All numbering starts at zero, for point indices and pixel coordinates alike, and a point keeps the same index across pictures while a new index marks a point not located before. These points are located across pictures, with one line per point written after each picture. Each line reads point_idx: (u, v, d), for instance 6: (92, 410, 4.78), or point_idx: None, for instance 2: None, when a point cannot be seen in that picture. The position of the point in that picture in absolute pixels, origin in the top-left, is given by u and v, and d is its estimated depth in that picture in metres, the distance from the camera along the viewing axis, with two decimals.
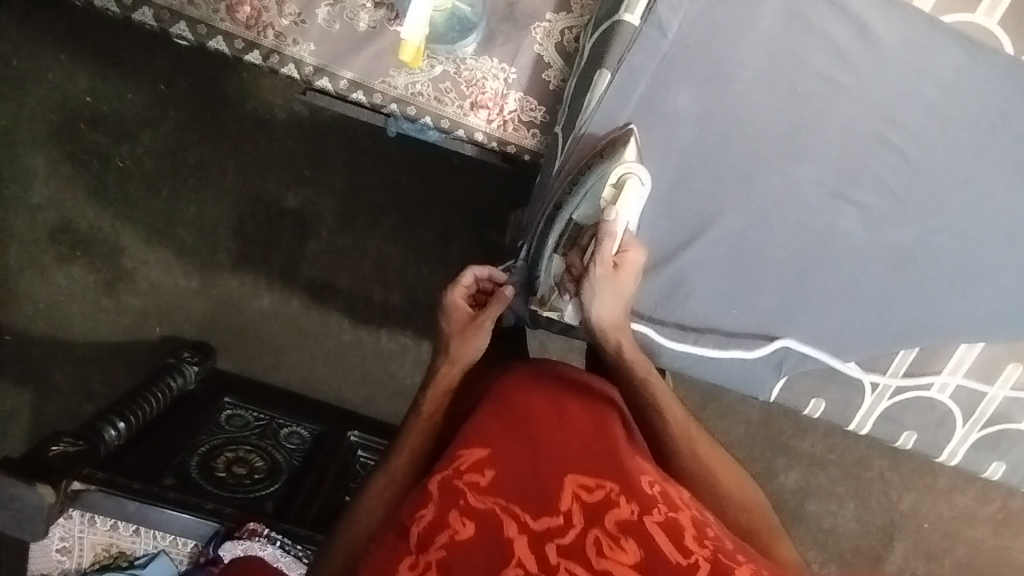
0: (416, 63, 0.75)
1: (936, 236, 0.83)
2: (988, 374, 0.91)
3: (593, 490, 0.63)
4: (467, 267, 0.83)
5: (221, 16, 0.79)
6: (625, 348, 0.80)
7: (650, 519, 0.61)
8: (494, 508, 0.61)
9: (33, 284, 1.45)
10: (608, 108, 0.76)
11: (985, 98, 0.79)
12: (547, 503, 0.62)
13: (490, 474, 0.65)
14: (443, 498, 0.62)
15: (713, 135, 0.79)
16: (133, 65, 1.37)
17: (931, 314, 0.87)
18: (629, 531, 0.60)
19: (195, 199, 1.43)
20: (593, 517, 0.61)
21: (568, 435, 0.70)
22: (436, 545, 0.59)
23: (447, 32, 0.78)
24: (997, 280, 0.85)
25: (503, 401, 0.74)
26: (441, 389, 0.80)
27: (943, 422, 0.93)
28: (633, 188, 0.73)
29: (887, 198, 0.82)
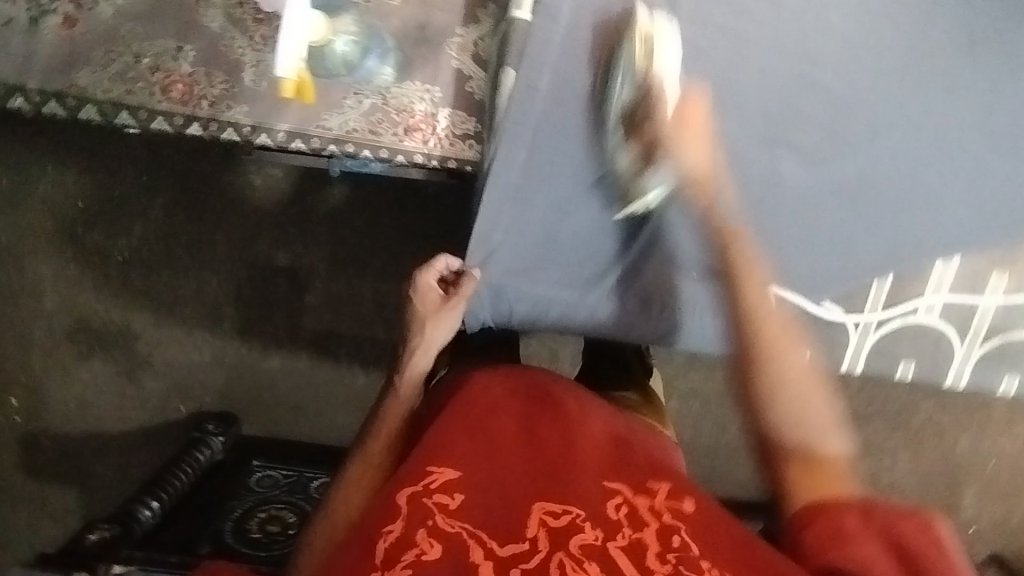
0: (307, 97, 0.82)
1: (878, 163, 0.83)
2: (975, 287, 0.88)
3: (559, 516, 0.67)
4: (439, 253, 0.81)
5: (158, 98, 0.81)
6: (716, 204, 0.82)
7: (613, 545, 0.65)
8: (461, 533, 0.65)
9: (61, 386, 1.52)
10: (519, 102, 0.78)
11: (893, 17, 0.80)
12: (512, 529, 0.66)
13: (459, 496, 0.68)
14: (410, 516, 0.66)
15: (634, 107, 0.80)
16: (114, 163, 1.44)
17: (894, 237, 0.86)
18: (593, 555, 0.64)
19: (194, 274, 1.49)
20: (558, 542, 0.65)
21: (540, 451, 0.73)
22: (401, 564, 0.63)
23: (352, 60, 0.81)
24: (954, 194, 0.84)
25: (473, 413, 0.76)
26: (415, 376, 0.82)
27: (938, 345, 0.92)
28: (660, 39, 0.78)
29: (819, 133, 0.82)
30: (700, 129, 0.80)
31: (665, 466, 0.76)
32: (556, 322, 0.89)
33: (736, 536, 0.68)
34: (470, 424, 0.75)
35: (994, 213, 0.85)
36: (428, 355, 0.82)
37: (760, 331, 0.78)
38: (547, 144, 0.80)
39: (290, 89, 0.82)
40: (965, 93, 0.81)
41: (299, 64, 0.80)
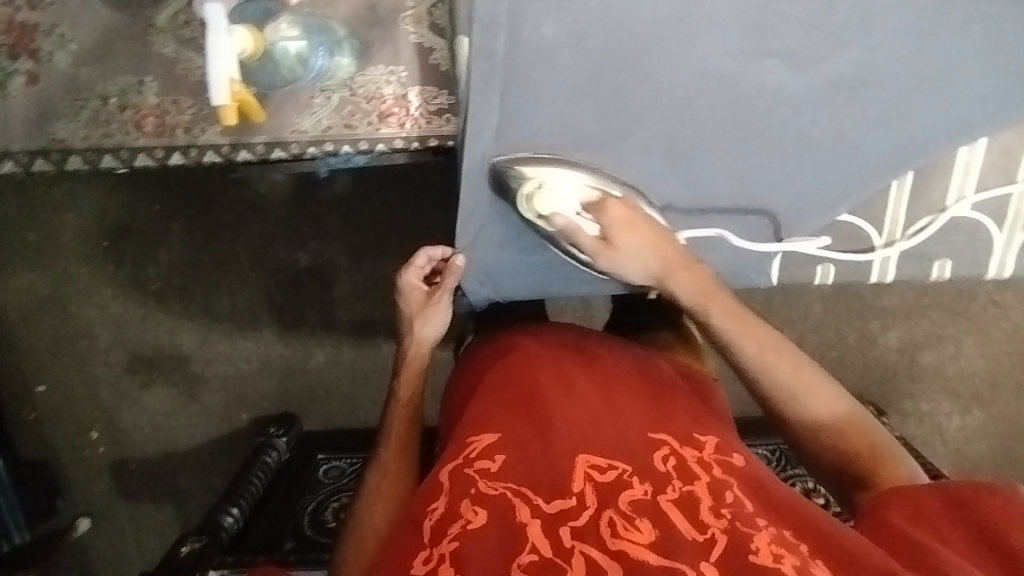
0: (257, 115, 0.79)
1: (890, 53, 0.66)
2: (1011, 167, 0.73)
3: (605, 470, 0.66)
4: (417, 249, 0.82)
5: (134, 134, 0.81)
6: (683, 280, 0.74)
7: (664, 498, 0.63)
8: (505, 494, 0.64)
9: (132, 414, 1.60)
10: (478, 72, 0.64)
11: None
12: (556, 485, 0.64)
13: (500, 458, 0.68)
14: (454, 490, 0.66)
15: (600, 47, 0.64)
16: (128, 197, 1.47)
17: (917, 128, 0.70)
18: (642, 509, 0.62)
19: (226, 289, 1.53)
20: (606, 497, 0.63)
21: (578, 403, 0.73)
22: (447, 537, 0.62)
23: (298, 61, 0.78)
24: (982, 59, 0.67)
25: (511, 381, 0.78)
26: (414, 369, 0.86)
27: (975, 237, 0.78)
28: (553, 190, 0.69)
29: (811, 35, 0.65)
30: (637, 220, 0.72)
31: (712, 425, 0.76)
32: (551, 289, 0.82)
33: (799, 505, 0.66)
34: (510, 390, 0.77)
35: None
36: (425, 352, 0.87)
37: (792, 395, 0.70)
38: (505, 113, 0.66)
39: (230, 109, 0.78)
40: None
41: (234, 78, 0.76)
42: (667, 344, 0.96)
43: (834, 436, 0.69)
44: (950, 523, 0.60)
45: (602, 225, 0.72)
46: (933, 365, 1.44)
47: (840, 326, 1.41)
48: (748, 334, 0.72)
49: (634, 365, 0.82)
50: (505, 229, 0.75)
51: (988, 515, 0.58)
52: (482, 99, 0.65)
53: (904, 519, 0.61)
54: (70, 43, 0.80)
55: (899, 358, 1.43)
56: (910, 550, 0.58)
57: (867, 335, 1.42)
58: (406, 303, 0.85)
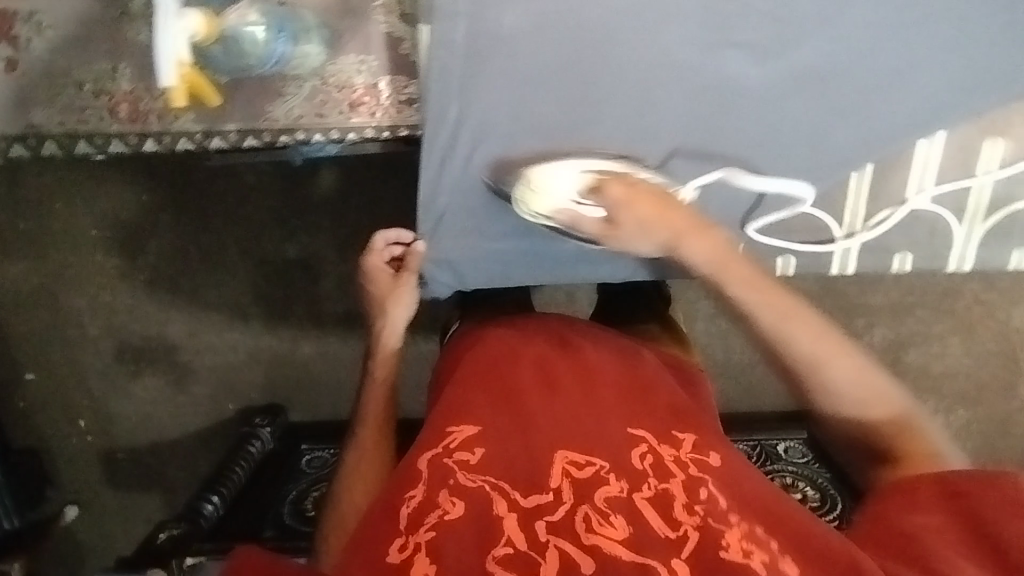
0: (212, 99, 0.80)
1: (841, 48, 0.68)
2: (967, 160, 0.74)
3: (583, 467, 0.66)
4: (374, 234, 0.84)
5: (108, 120, 0.82)
6: (695, 250, 0.71)
7: (639, 495, 0.64)
8: (483, 487, 0.65)
9: (120, 404, 1.62)
10: (441, 59, 0.68)
11: None
12: (534, 479, 0.66)
13: (479, 451, 0.69)
14: (432, 478, 0.67)
15: (558, 39, 0.68)
16: (113, 187, 1.47)
17: (878, 121, 0.70)
18: (617, 507, 0.63)
19: (213, 280, 1.54)
20: (582, 494, 0.64)
21: (559, 396, 0.73)
22: (425, 526, 0.62)
23: (267, 45, 0.78)
24: (936, 56, 0.68)
25: (490, 371, 0.78)
26: (387, 356, 0.87)
27: (934, 231, 0.78)
28: (540, 183, 0.70)
29: (761, 27, 0.68)
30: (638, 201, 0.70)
31: (693, 418, 0.75)
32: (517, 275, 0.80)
33: (774, 502, 0.66)
34: (493, 380, 0.76)
35: (986, 75, 0.69)
36: (395, 333, 0.87)
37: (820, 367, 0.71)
38: (470, 100, 0.69)
39: (179, 90, 0.80)
40: None
41: (183, 61, 0.78)
42: (653, 336, 0.98)
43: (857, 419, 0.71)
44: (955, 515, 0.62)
45: (606, 207, 0.71)
46: (918, 363, 1.44)
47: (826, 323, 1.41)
48: (770, 301, 0.71)
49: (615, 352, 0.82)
50: (473, 209, 0.75)
51: (993, 515, 0.60)
52: (444, 88, 0.69)
53: (908, 512, 0.64)
54: (47, 29, 0.81)
55: (884, 356, 1.43)
56: (904, 541, 0.61)
57: (852, 332, 1.42)
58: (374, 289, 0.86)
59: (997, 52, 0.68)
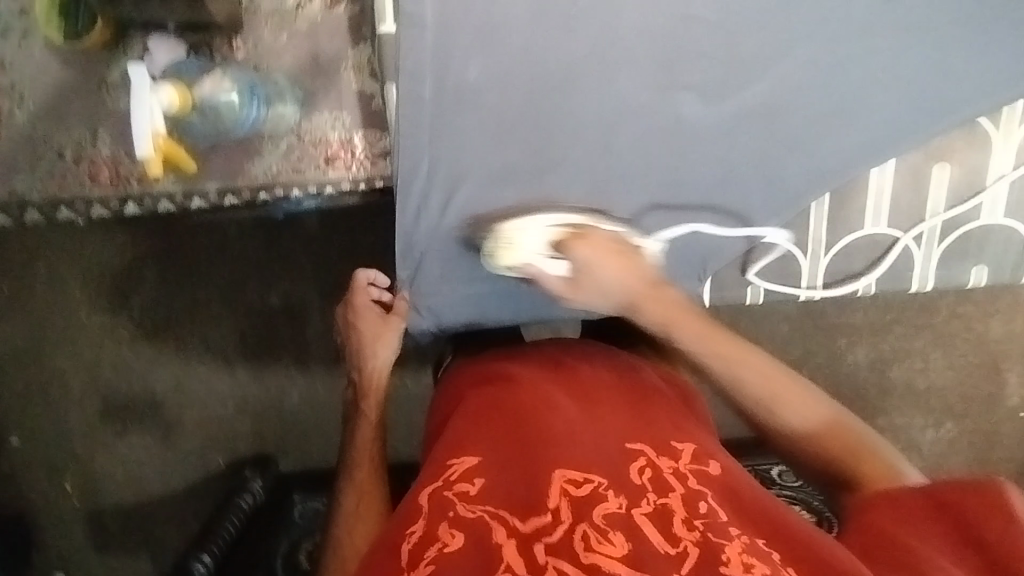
0: (188, 165, 0.81)
1: (788, 85, 0.71)
2: (918, 184, 0.76)
3: (580, 485, 0.62)
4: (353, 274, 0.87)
5: (89, 186, 0.83)
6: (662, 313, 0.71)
7: (637, 510, 0.60)
8: (482, 516, 0.60)
9: (107, 462, 1.59)
10: (410, 113, 0.71)
11: None
12: (530, 502, 0.61)
13: (479, 481, 0.64)
14: (431, 511, 0.62)
15: (520, 88, 0.71)
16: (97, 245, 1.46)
17: (828, 150, 0.74)
18: (617, 525, 0.58)
19: (199, 332, 1.53)
20: (581, 512, 0.60)
21: (556, 418, 0.71)
22: (424, 561, 0.58)
23: (239, 109, 0.79)
24: (876, 88, 0.72)
25: (493, 404, 0.75)
26: (377, 392, 0.87)
27: (893, 256, 0.79)
28: (514, 232, 0.72)
29: (715, 68, 0.71)
30: (608, 256, 0.70)
31: (688, 430, 0.73)
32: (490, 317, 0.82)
33: (774, 518, 0.63)
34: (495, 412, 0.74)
35: (926, 103, 0.72)
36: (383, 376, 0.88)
37: (764, 401, 0.72)
38: (438, 149, 0.72)
39: (154, 158, 0.79)
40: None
41: (158, 130, 0.78)
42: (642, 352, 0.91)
43: (814, 444, 0.72)
44: (946, 531, 0.61)
45: (574, 263, 0.70)
46: (902, 380, 1.46)
47: (808, 345, 1.43)
48: (716, 345, 0.72)
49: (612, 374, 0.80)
50: (439, 258, 0.78)
51: (976, 515, 0.60)
52: (412, 140, 0.71)
53: (894, 525, 0.63)
54: (27, 101, 0.82)
55: (869, 374, 1.45)
56: (893, 551, 0.61)
57: (836, 353, 1.43)
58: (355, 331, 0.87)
59: (933, 82, 0.72)
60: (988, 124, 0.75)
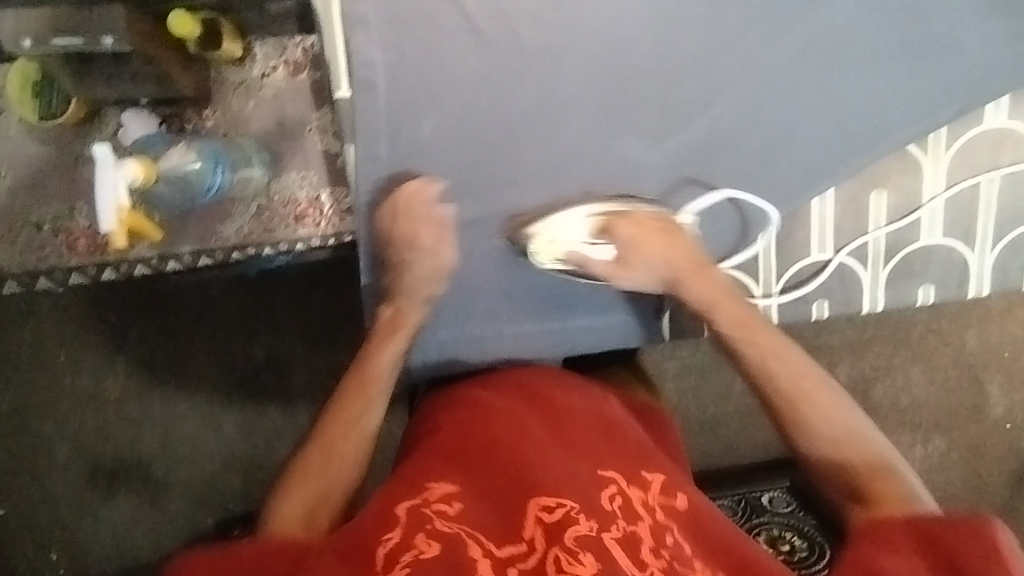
0: (151, 232, 0.81)
1: (738, 121, 0.70)
2: (857, 211, 0.74)
3: (553, 509, 0.57)
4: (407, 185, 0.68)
5: (67, 256, 0.85)
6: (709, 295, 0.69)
7: (607, 535, 0.56)
8: (459, 532, 0.56)
9: (64, 554, 1.42)
10: (364, 173, 0.70)
11: None
12: (509, 530, 0.56)
13: (457, 502, 0.59)
14: (408, 524, 0.57)
15: (470, 140, 0.70)
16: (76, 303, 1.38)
17: (779, 180, 0.73)
18: (588, 548, 0.55)
19: (177, 391, 1.43)
20: (554, 536, 0.56)
21: (538, 437, 0.64)
22: (400, 564, 0.53)
23: (202, 180, 0.80)
24: (822, 121, 0.71)
25: (467, 417, 0.67)
26: (400, 339, 0.69)
27: (843, 280, 0.76)
28: (555, 228, 0.69)
29: (662, 111, 0.70)
30: (656, 238, 0.68)
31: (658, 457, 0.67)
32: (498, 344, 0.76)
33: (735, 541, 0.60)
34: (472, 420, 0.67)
35: (875, 130, 0.71)
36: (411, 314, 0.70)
37: (790, 395, 0.64)
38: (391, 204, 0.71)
39: (119, 231, 0.78)
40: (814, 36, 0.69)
41: (121, 203, 0.76)
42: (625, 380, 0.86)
43: (834, 455, 0.62)
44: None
45: (616, 248, 0.69)
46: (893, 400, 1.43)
47: None
48: (747, 332, 0.66)
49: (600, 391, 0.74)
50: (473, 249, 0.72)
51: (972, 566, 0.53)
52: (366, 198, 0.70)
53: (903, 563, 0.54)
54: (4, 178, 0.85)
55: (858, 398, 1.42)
56: None
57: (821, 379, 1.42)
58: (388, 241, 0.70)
59: (879, 113, 0.71)
60: (918, 150, 0.73)
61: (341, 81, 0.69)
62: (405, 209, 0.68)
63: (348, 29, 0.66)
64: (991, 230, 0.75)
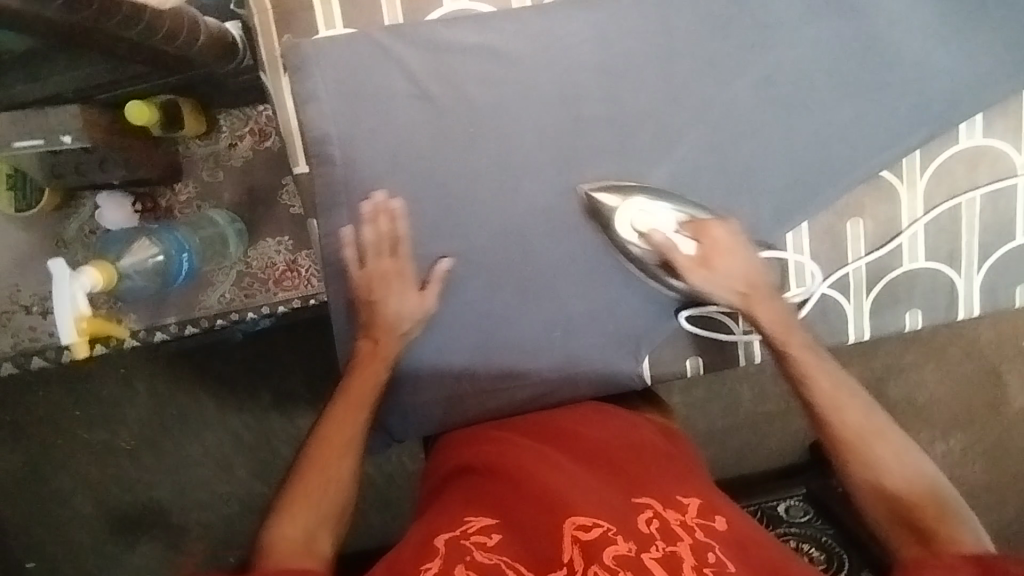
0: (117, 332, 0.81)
1: (700, 161, 0.70)
2: (835, 241, 0.73)
3: (590, 529, 0.53)
4: (373, 194, 0.67)
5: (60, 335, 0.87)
6: (772, 315, 0.67)
7: (648, 555, 0.51)
8: (498, 563, 0.52)
9: None
10: (329, 243, 0.69)
11: (638, 34, 0.68)
12: (549, 557, 0.52)
13: (496, 535, 0.56)
14: (446, 555, 0.53)
15: (430, 200, 0.68)
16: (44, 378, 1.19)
17: (751, 214, 0.71)
18: (629, 567, 0.50)
19: (125, 506, 1.22)
20: (592, 556, 0.51)
21: (574, 471, 0.61)
22: None
23: (165, 270, 0.80)
24: (783, 153, 0.70)
25: (497, 458, 0.64)
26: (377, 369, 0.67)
27: (827, 312, 0.74)
28: (635, 213, 0.69)
29: (620, 158, 0.69)
30: (729, 247, 0.68)
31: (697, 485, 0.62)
32: (523, 393, 0.73)
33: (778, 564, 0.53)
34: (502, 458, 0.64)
35: (838, 158, 0.70)
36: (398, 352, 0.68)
37: (851, 441, 0.60)
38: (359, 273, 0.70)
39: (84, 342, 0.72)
40: (763, 71, 0.69)
41: (80, 312, 0.70)
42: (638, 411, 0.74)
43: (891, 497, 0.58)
44: None
45: (699, 242, 0.68)
46: None
47: None
48: (812, 368, 0.63)
49: (629, 423, 0.69)
50: (502, 297, 0.71)
51: None
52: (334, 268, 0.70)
53: None
54: None
55: None
56: None
57: None
58: (365, 274, 0.68)
59: (840, 140, 0.70)
60: (893, 176, 0.72)
61: (297, 156, 0.70)
62: (371, 249, 0.68)
63: (299, 107, 0.66)
64: (975, 253, 0.74)
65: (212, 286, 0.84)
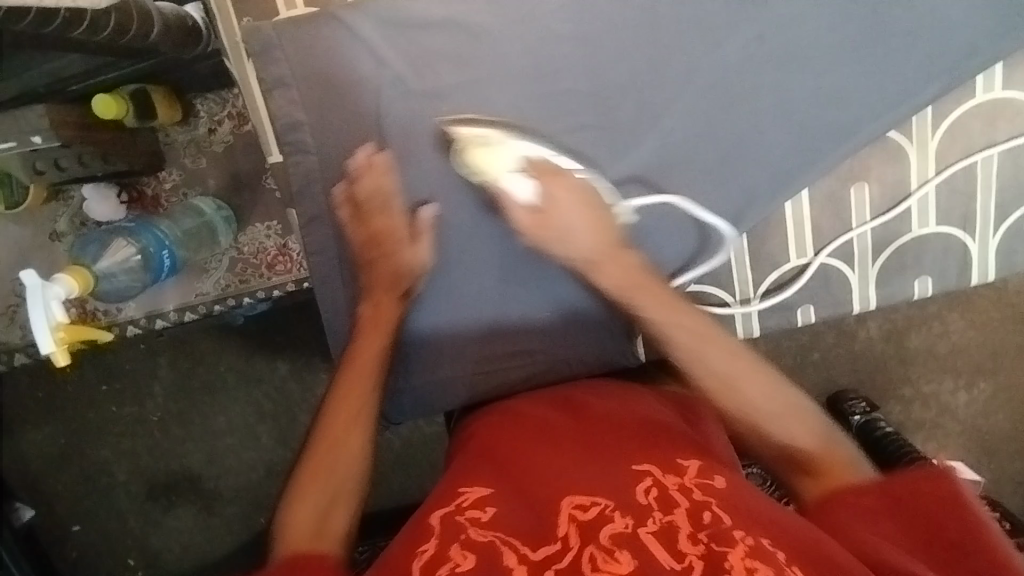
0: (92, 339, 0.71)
1: (688, 129, 0.66)
2: (838, 209, 0.69)
3: (588, 505, 0.49)
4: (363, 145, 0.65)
5: None
6: (616, 272, 0.60)
7: (645, 528, 0.46)
8: (494, 540, 0.48)
9: None
10: (313, 233, 0.68)
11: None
12: (540, 531, 0.48)
13: (491, 507, 0.51)
14: (441, 534, 0.49)
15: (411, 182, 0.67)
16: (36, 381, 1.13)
17: (748, 184, 0.67)
18: (625, 544, 0.45)
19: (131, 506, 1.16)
20: (590, 532, 0.47)
21: (568, 440, 0.57)
22: None
23: (144, 265, 0.78)
24: (779, 117, 0.66)
25: (506, 434, 0.60)
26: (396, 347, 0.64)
27: (829, 282, 0.71)
28: (481, 150, 0.63)
29: (603, 130, 0.66)
30: (568, 202, 0.61)
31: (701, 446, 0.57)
32: (521, 372, 0.71)
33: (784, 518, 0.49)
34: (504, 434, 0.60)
35: (837, 120, 0.66)
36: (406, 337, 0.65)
37: (711, 386, 0.56)
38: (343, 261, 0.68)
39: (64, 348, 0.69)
40: (751, 29, 0.65)
41: (57, 320, 0.67)
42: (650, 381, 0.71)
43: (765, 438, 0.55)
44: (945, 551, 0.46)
45: (535, 192, 0.61)
46: None
47: None
48: (672, 315, 0.57)
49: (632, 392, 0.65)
50: (488, 274, 0.70)
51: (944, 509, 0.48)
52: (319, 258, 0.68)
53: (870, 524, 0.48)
54: None
55: None
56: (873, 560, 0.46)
57: None
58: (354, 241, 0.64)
59: (837, 101, 0.66)
60: (901, 136, 0.67)
61: (272, 147, 0.69)
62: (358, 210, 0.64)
63: (267, 93, 0.65)
64: (991, 214, 0.69)
65: (205, 272, 0.83)
